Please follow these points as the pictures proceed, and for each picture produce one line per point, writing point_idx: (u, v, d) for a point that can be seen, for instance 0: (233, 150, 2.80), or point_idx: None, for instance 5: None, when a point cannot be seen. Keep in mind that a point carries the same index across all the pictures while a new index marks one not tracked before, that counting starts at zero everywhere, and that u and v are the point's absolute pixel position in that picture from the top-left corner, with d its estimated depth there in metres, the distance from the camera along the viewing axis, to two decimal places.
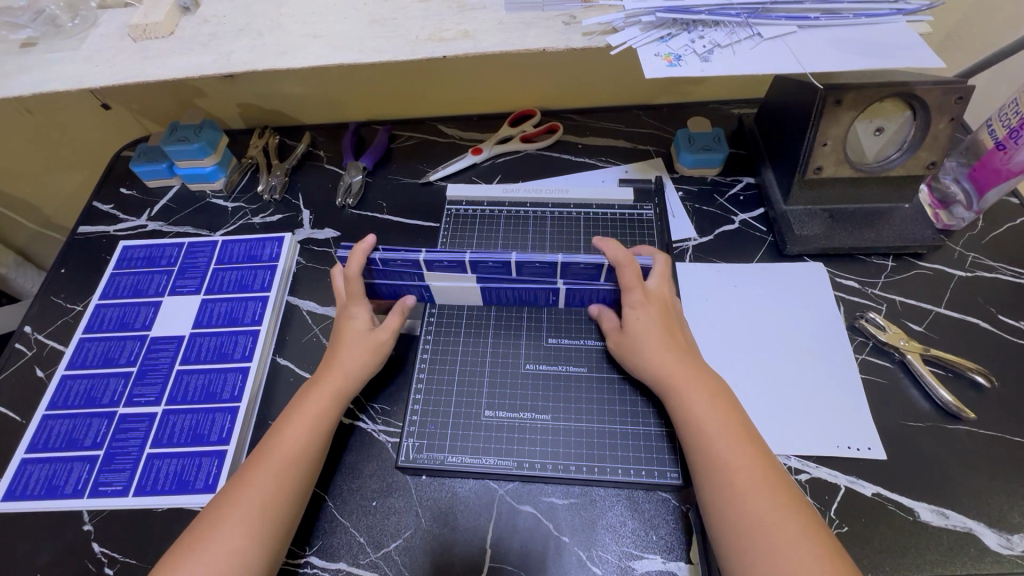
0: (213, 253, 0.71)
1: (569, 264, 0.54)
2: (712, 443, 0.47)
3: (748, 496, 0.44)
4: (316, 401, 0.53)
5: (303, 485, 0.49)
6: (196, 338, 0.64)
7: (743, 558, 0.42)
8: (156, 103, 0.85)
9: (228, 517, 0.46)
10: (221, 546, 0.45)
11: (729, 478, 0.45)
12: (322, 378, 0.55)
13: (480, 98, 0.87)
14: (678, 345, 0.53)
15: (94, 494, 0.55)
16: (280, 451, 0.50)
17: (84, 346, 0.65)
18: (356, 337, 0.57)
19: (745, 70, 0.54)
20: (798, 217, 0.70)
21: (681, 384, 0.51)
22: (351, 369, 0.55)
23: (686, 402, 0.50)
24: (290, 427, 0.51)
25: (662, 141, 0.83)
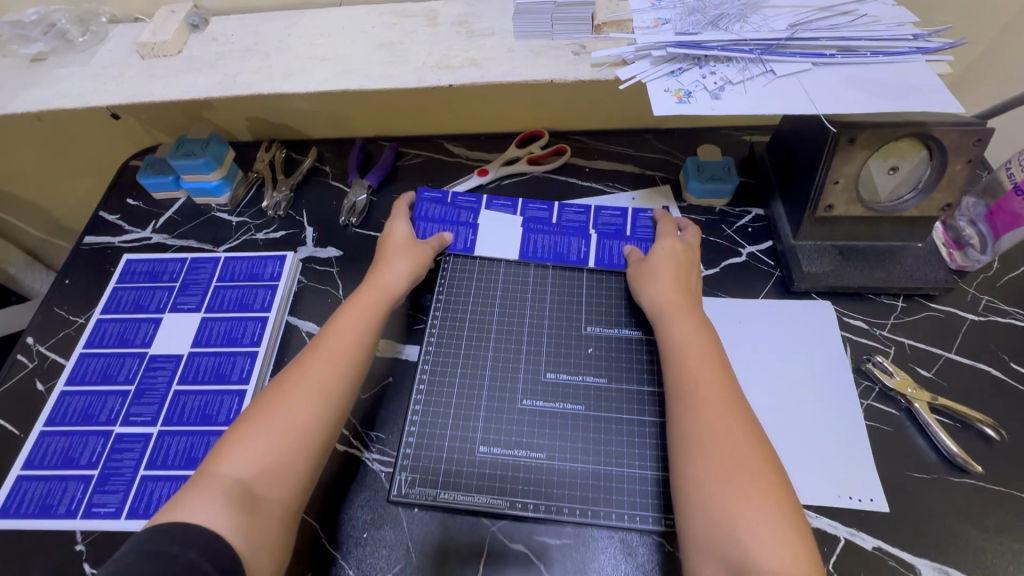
0: (215, 270, 0.71)
1: (599, 210, 0.69)
2: (692, 362, 0.51)
3: (708, 403, 0.48)
4: (370, 296, 0.59)
5: (357, 372, 0.54)
6: (194, 358, 0.64)
7: (694, 459, 0.45)
8: (166, 114, 0.85)
9: (290, 392, 0.50)
10: (285, 413, 0.49)
11: (698, 391, 0.49)
12: (370, 281, 0.60)
13: (488, 117, 0.86)
14: (684, 286, 0.58)
15: (87, 515, 0.55)
16: (336, 335, 0.55)
17: (85, 359, 0.65)
18: (401, 244, 0.64)
19: (756, 109, 0.52)
20: (806, 253, 0.68)
21: (673, 312, 0.56)
22: (399, 271, 0.62)
23: (674, 327, 0.54)
24: (344, 315, 0.57)
25: (670, 168, 0.81)
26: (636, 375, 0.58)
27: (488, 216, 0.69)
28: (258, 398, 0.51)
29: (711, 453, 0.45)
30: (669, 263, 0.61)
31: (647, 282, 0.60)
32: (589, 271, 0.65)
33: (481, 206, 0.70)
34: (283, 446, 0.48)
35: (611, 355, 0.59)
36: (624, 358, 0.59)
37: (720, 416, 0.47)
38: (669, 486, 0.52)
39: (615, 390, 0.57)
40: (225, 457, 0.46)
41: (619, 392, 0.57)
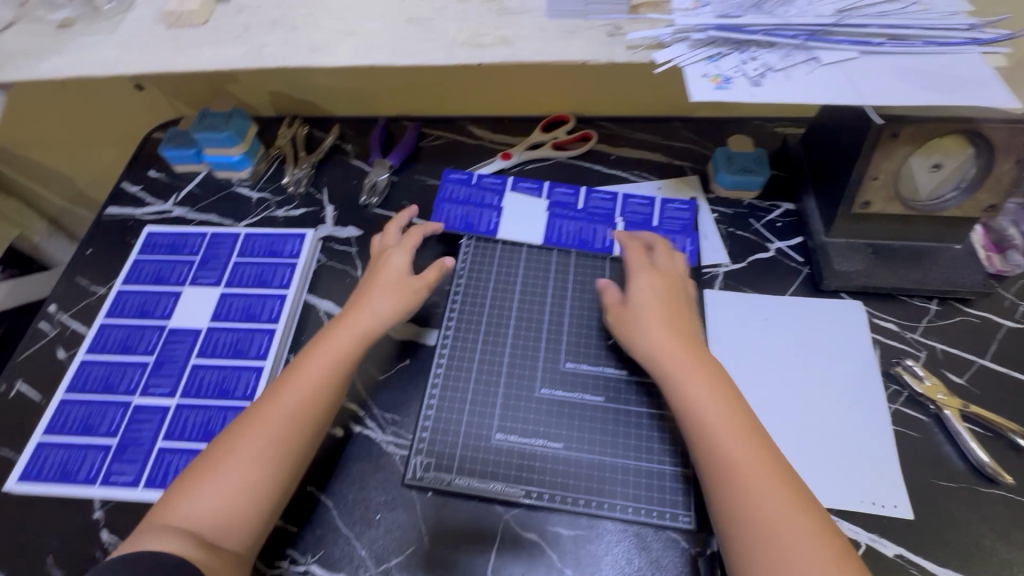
0: (235, 245, 0.71)
1: (627, 197, 0.67)
2: (716, 427, 0.47)
3: (746, 477, 0.44)
4: (337, 343, 0.54)
5: (317, 424, 0.51)
6: (213, 333, 0.64)
7: (750, 541, 0.42)
8: (189, 86, 0.85)
9: (241, 451, 0.48)
10: (240, 468, 0.47)
11: (728, 460, 0.45)
12: (341, 326, 0.56)
13: (512, 100, 0.85)
14: (676, 330, 0.52)
15: (105, 483, 0.56)
16: (296, 394, 0.51)
17: (105, 330, 0.65)
18: (389, 282, 0.59)
19: (798, 98, 0.50)
20: (838, 250, 0.66)
21: (688, 372, 0.50)
22: (379, 311, 0.57)
23: (688, 390, 0.49)
24: (311, 365, 0.53)
25: (699, 158, 0.79)
26: None
27: (513, 198, 0.68)
28: (218, 439, 0.50)
29: (764, 538, 0.42)
30: (655, 305, 0.54)
31: (638, 331, 0.53)
32: (613, 259, 0.64)
33: (506, 187, 0.68)
34: (231, 505, 0.46)
35: None
36: None
37: (761, 484, 0.44)
38: (688, 482, 0.51)
39: (636, 383, 0.56)
40: (179, 507, 0.46)
41: (640, 384, 0.56)
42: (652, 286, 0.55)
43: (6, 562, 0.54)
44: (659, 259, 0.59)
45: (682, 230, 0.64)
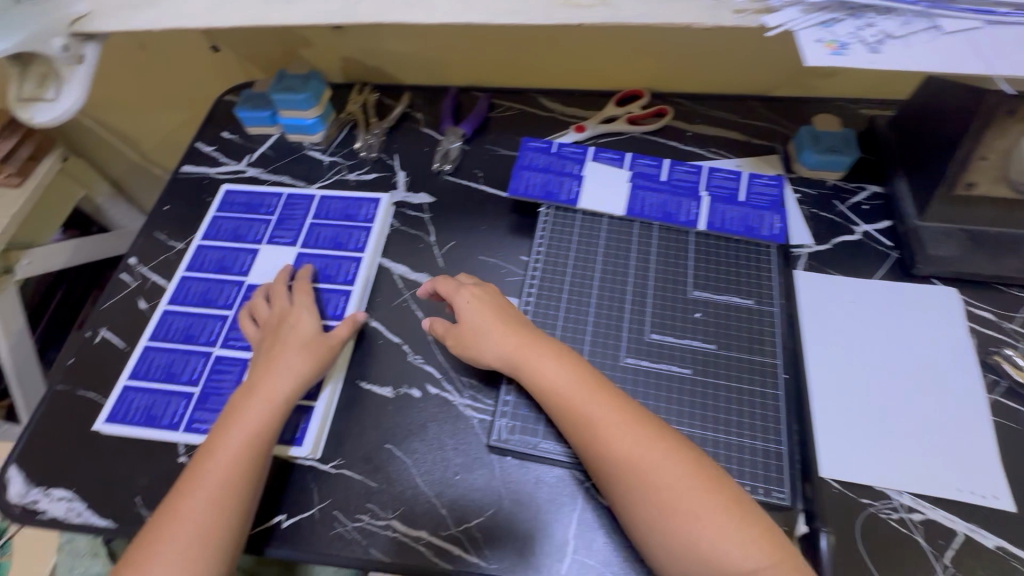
0: (311, 206, 0.71)
1: (713, 171, 0.66)
2: (571, 397, 0.50)
3: (617, 441, 0.47)
4: (251, 418, 0.52)
5: (247, 500, 0.49)
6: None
7: (635, 499, 0.46)
8: (262, 50, 0.85)
9: (167, 548, 0.45)
10: (179, 554, 0.45)
11: (601, 431, 0.48)
12: (252, 399, 0.53)
13: (586, 73, 0.83)
14: (502, 323, 0.55)
15: (189, 429, 0.57)
16: (212, 476, 0.49)
17: (185, 284, 0.66)
18: (300, 343, 0.56)
19: (921, 66, 0.48)
20: (932, 235, 0.63)
21: (526, 352, 0.53)
22: (294, 373, 0.54)
23: (536, 373, 0.52)
24: (227, 440, 0.50)
25: (779, 137, 0.76)
26: (746, 346, 0.56)
27: (594, 167, 0.67)
28: (139, 539, 0.47)
29: (645, 493, 0.45)
30: (486, 310, 0.56)
31: (469, 335, 0.55)
32: (697, 233, 0.63)
33: (587, 157, 0.68)
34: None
35: (719, 322, 0.57)
36: (732, 327, 0.57)
37: (629, 444, 0.47)
38: (781, 460, 0.51)
39: (724, 358, 0.55)
40: None
41: (728, 359, 0.55)
42: (475, 296, 0.57)
43: (96, 500, 0.55)
44: (468, 307, 0.56)
45: (770, 206, 0.63)
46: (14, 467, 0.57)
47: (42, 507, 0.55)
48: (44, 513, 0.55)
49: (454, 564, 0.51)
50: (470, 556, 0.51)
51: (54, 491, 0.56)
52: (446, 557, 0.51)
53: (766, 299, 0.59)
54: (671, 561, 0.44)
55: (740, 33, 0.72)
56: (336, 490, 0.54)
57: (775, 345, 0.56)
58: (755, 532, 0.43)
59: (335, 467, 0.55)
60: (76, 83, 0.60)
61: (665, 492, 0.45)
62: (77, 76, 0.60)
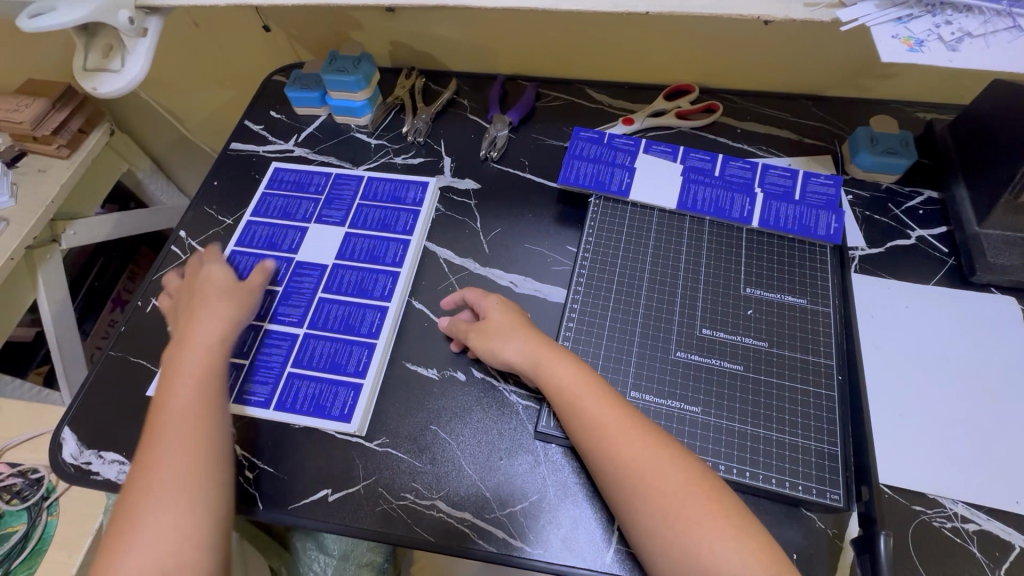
0: (360, 188, 0.72)
1: (767, 168, 0.65)
2: (581, 399, 0.50)
3: (622, 445, 0.47)
4: (188, 363, 0.54)
5: (216, 438, 0.51)
6: (339, 271, 0.65)
7: (637, 503, 0.45)
8: (313, 31, 0.85)
9: (150, 496, 0.47)
10: (163, 497, 0.46)
11: (607, 434, 0.48)
12: (182, 351, 0.55)
13: (636, 66, 0.82)
14: (522, 328, 0.55)
15: (238, 401, 0.57)
16: (174, 422, 0.50)
17: (236, 258, 0.67)
18: (216, 293, 0.59)
19: (1004, 66, 0.46)
20: (993, 243, 0.61)
21: (544, 354, 0.53)
22: (220, 318, 0.57)
23: (547, 375, 0.52)
24: (177, 391, 0.52)
25: (833, 138, 0.75)
26: (800, 345, 0.56)
27: (645, 159, 0.67)
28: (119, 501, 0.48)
29: (648, 498, 0.45)
30: (505, 315, 0.56)
31: (487, 335, 0.55)
32: (750, 230, 0.63)
33: (638, 149, 0.68)
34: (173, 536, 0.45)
35: (771, 319, 0.57)
36: (786, 325, 0.57)
37: (634, 447, 0.47)
38: (835, 462, 0.50)
39: (777, 356, 0.55)
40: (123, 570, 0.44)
41: (781, 357, 0.55)
42: (496, 301, 0.57)
43: None
44: (493, 308, 0.57)
45: (825, 206, 0.62)
46: (67, 429, 0.58)
47: (95, 469, 0.56)
48: (96, 475, 0.56)
49: (498, 547, 0.51)
50: (513, 541, 0.51)
51: (106, 454, 0.57)
52: (490, 541, 0.51)
53: (820, 299, 0.58)
54: (671, 568, 0.43)
55: (800, 29, 0.71)
56: (381, 468, 0.55)
57: (829, 346, 0.56)
58: (758, 546, 0.43)
59: (380, 445, 0.56)
60: (139, 55, 0.60)
61: (666, 497, 0.44)
62: (140, 48, 0.60)
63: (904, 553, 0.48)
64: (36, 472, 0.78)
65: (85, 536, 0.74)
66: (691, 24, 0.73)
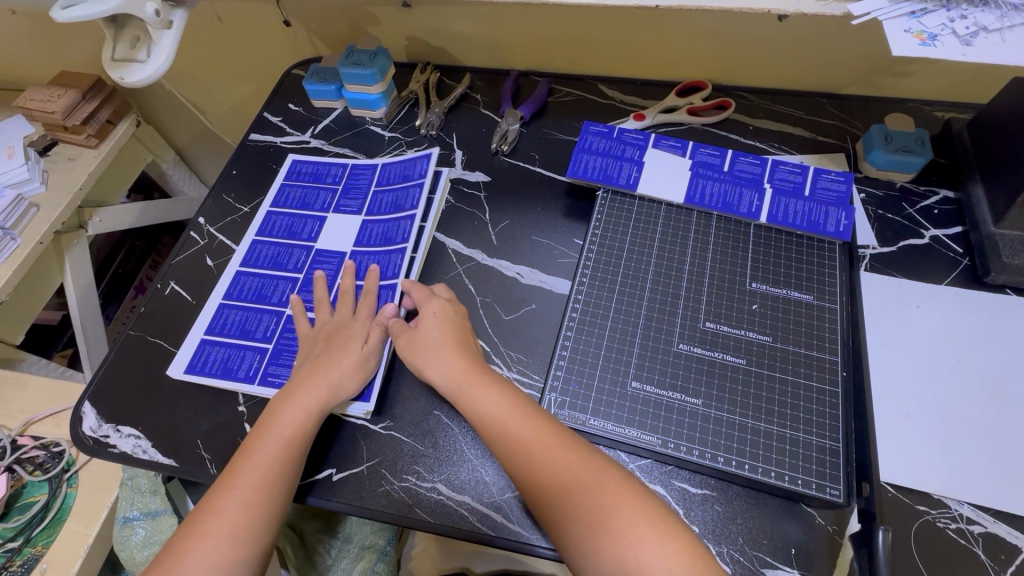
0: (374, 175, 0.73)
1: (778, 164, 0.65)
2: (507, 423, 0.50)
3: (548, 464, 0.48)
4: (288, 422, 0.53)
5: (278, 506, 0.50)
6: (358, 256, 0.67)
7: (565, 521, 0.46)
8: (332, 26, 0.87)
9: (205, 543, 0.47)
10: (215, 549, 0.47)
11: (533, 456, 0.48)
12: (287, 404, 0.54)
13: (649, 63, 0.82)
14: (448, 348, 0.56)
15: (263, 382, 0.59)
16: (249, 474, 0.50)
17: (256, 247, 0.69)
18: (347, 356, 0.57)
19: (1019, 60, 0.45)
20: (1009, 243, 0.60)
21: (466, 380, 0.54)
22: (332, 385, 0.55)
23: (467, 399, 0.53)
24: (265, 445, 0.51)
25: (847, 136, 0.74)
26: (805, 340, 0.55)
27: (654, 154, 0.67)
28: (179, 529, 0.48)
29: (578, 511, 0.46)
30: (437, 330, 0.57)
31: (414, 351, 0.56)
32: (758, 226, 0.63)
33: (647, 143, 0.68)
34: None
35: (776, 313, 0.57)
36: (791, 320, 0.57)
37: (560, 466, 0.47)
38: (837, 457, 0.50)
39: (780, 350, 0.55)
40: None
41: (785, 352, 0.55)
42: (435, 313, 0.58)
43: (161, 440, 0.58)
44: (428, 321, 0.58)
45: (836, 202, 0.62)
46: (88, 403, 0.61)
47: (113, 442, 0.58)
48: (113, 448, 0.58)
49: (495, 530, 0.52)
50: (511, 525, 0.52)
51: (123, 428, 0.59)
52: (487, 523, 0.52)
53: (827, 296, 0.58)
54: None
55: (814, 25, 0.71)
56: (386, 449, 0.56)
57: (835, 342, 0.55)
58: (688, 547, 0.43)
59: (385, 428, 0.57)
60: (164, 47, 0.63)
61: (593, 513, 0.45)
62: (166, 39, 0.63)
63: (907, 553, 0.48)
64: (58, 446, 0.81)
65: (102, 509, 0.77)
66: (704, 20, 0.73)
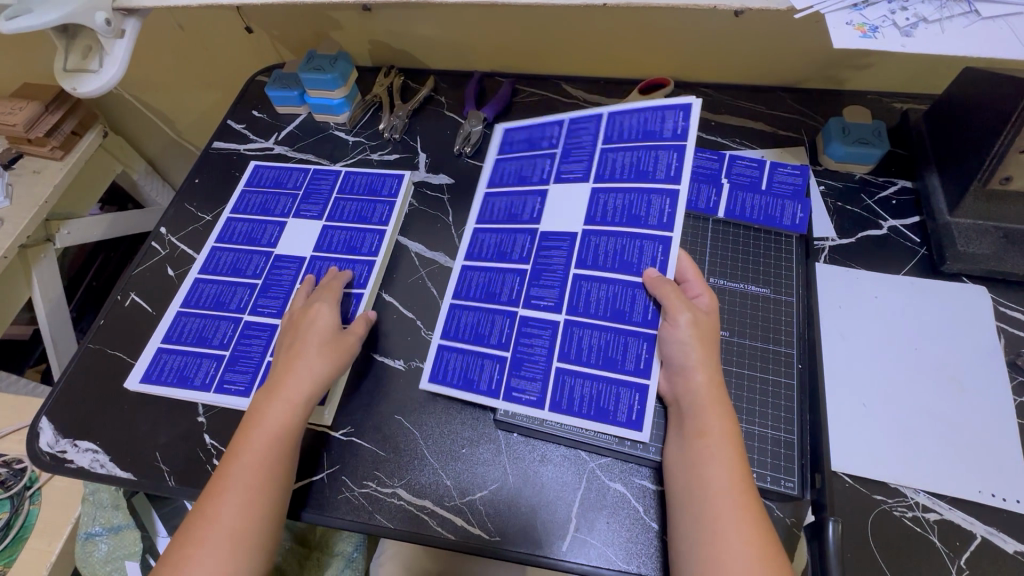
0: (600, 130, 0.63)
1: (734, 159, 0.65)
2: (711, 461, 0.45)
3: (734, 515, 0.42)
4: (279, 417, 0.50)
5: (277, 502, 0.48)
6: (590, 238, 0.58)
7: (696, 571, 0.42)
8: (294, 31, 0.87)
9: (205, 548, 0.44)
10: (217, 550, 0.44)
11: (715, 501, 0.43)
12: (274, 397, 0.51)
13: (613, 60, 0.82)
14: (714, 359, 0.50)
15: (507, 398, 0.55)
16: (247, 472, 0.47)
17: (477, 237, 0.65)
18: (318, 341, 0.54)
19: (958, 50, 0.44)
20: (963, 232, 0.61)
21: (711, 397, 0.48)
22: (313, 375, 0.52)
23: (709, 412, 0.47)
24: (251, 442, 0.49)
25: (807, 130, 0.74)
26: (761, 333, 0.56)
27: None
28: (172, 546, 0.45)
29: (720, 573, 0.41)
30: (697, 332, 0.50)
31: (693, 334, 0.50)
32: (716, 220, 0.63)
33: None
34: None
35: (734, 308, 0.57)
36: (748, 315, 0.57)
37: (736, 529, 0.42)
38: (791, 449, 0.50)
39: (737, 344, 0.55)
40: None
41: (741, 346, 0.55)
42: (696, 318, 0.51)
43: (120, 454, 0.57)
44: (686, 323, 0.50)
45: (792, 195, 0.63)
46: (45, 418, 0.60)
47: (70, 457, 0.57)
48: (70, 463, 0.57)
49: (456, 534, 0.51)
50: (472, 528, 0.51)
51: (81, 442, 0.58)
52: (448, 527, 0.51)
53: (784, 289, 0.58)
54: None
55: (772, 21, 0.71)
56: (372, 455, 0.55)
57: (791, 335, 0.55)
58: None
59: (346, 435, 0.57)
60: (116, 56, 0.61)
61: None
62: (117, 48, 0.61)
63: (863, 542, 0.48)
64: (20, 462, 0.80)
65: (66, 523, 0.76)
66: (664, 17, 0.73)
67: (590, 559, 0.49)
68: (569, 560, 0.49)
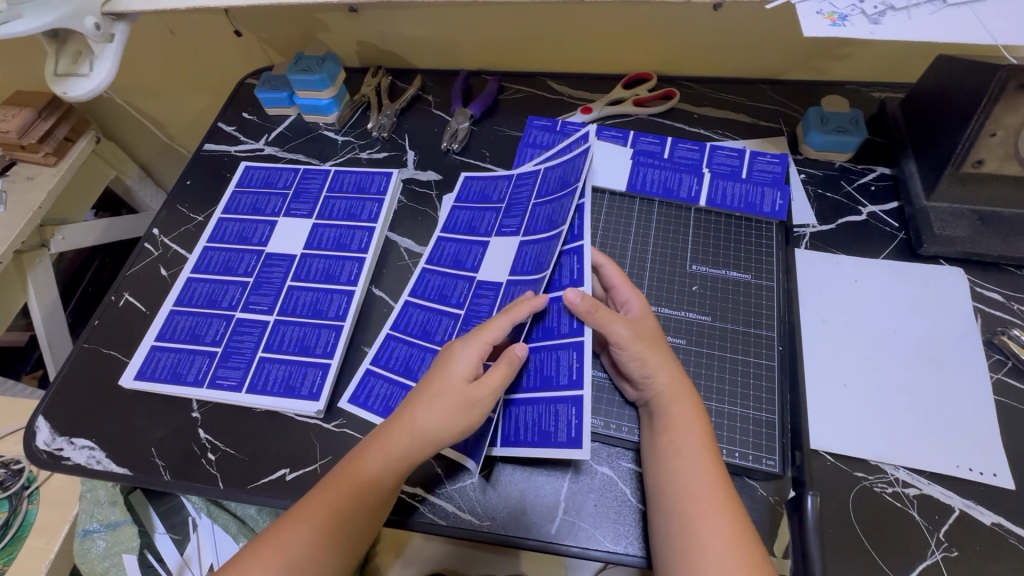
0: (510, 189, 0.68)
1: (715, 149, 0.67)
2: (684, 454, 0.46)
3: (709, 507, 0.44)
4: (373, 466, 0.47)
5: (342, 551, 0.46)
6: (512, 288, 0.59)
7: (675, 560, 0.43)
8: (283, 34, 0.88)
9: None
10: None
11: (692, 494, 0.45)
12: (375, 441, 0.48)
13: (597, 56, 0.84)
14: (668, 356, 0.51)
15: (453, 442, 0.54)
16: (322, 512, 0.46)
17: (424, 276, 0.65)
18: (446, 392, 0.49)
19: (924, 36, 0.46)
20: (941, 216, 0.62)
21: (676, 392, 0.49)
22: (421, 429, 0.48)
23: (674, 407, 0.49)
24: (343, 485, 0.47)
25: (788, 120, 0.76)
26: (743, 318, 0.57)
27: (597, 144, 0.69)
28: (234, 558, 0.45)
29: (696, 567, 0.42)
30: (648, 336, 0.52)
31: (637, 342, 0.50)
32: (698, 209, 0.64)
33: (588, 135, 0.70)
34: None
35: (715, 294, 0.59)
36: (729, 300, 0.58)
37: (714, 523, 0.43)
38: (772, 429, 0.51)
39: (720, 328, 0.57)
40: None
41: (724, 331, 0.56)
42: (633, 324, 0.52)
43: (116, 450, 0.58)
44: (621, 328, 0.51)
45: (772, 182, 0.64)
46: (41, 417, 0.61)
47: (66, 454, 0.58)
48: (67, 459, 0.58)
49: (447, 520, 0.52)
50: (463, 514, 0.52)
51: (77, 440, 0.59)
52: (439, 513, 0.52)
53: (764, 275, 0.60)
54: None
55: (750, 13, 0.72)
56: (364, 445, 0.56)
57: (771, 319, 0.57)
58: None
59: (337, 426, 0.57)
60: (107, 59, 0.62)
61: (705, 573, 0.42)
62: (108, 52, 0.62)
63: (843, 518, 0.49)
64: (19, 463, 0.81)
65: (65, 522, 0.77)
66: (645, 12, 0.75)
67: (579, 541, 0.50)
68: (559, 542, 0.50)
